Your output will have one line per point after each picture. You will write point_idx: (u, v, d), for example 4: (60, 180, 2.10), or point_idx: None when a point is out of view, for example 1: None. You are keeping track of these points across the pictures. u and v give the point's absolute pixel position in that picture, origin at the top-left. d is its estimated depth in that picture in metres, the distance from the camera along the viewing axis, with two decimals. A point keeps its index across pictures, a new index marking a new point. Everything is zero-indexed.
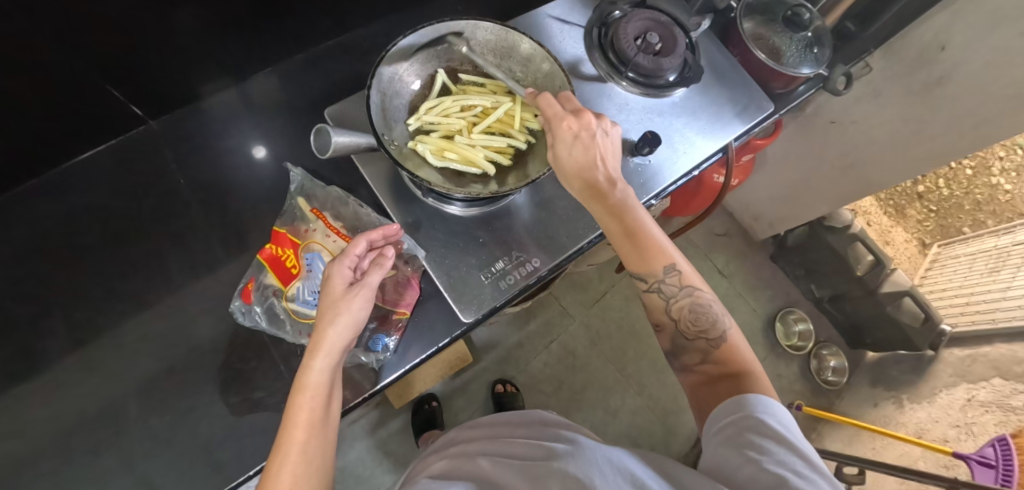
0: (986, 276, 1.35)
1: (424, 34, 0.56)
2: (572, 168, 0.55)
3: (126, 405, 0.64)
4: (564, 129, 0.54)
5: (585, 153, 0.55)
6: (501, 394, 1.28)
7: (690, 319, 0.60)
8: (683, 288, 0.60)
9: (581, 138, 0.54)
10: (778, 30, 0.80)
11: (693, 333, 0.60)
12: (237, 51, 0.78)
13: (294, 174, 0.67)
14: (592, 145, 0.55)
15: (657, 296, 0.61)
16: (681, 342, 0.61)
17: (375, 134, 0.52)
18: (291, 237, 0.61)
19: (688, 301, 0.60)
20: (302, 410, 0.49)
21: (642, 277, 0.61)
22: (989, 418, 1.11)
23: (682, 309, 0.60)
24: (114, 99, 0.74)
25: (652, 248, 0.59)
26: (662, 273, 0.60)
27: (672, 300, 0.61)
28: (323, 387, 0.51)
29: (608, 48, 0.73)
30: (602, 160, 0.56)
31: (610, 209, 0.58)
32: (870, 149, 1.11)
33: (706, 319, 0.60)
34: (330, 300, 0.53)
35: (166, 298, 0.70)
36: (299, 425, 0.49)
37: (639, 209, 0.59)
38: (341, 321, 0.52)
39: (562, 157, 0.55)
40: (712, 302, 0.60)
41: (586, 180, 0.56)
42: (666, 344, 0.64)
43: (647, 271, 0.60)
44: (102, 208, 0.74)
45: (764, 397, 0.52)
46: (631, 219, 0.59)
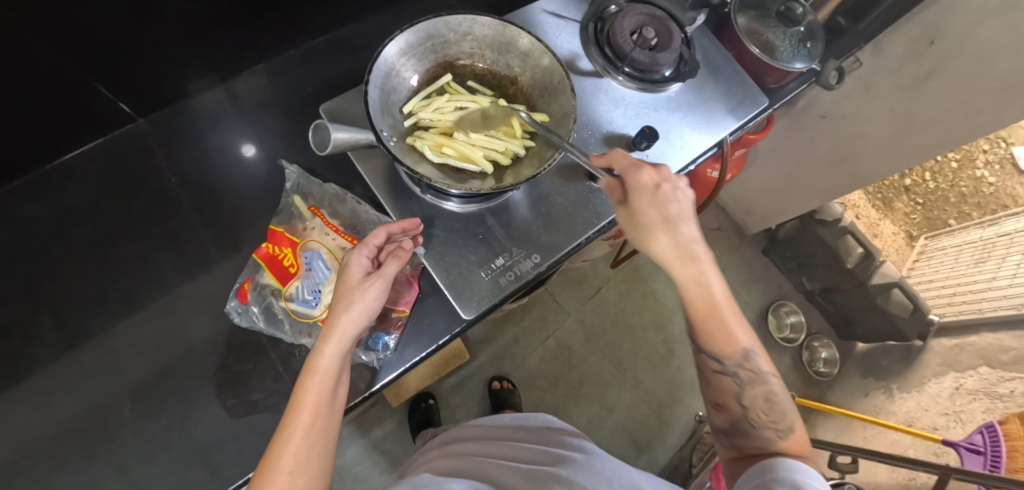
0: (972, 267, 1.38)
1: (422, 29, 0.55)
2: (649, 219, 0.59)
3: (120, 409, 0.63)
4: (644, 181, 0.59)
5: (659, 205, 0.59)
6: (498, 391, 1.28)
7: (763, 406, 0.59)
8: (758, 375, 0.60)
9: (657, 191, 0.59)
10: (772, 25, 0.80)
11: (762, 421, 0.58)
12: (227, 47, 0.77)
13: (290, 172, 0.67)
14: (671, 202, 0.59)
15: (728, 377, 0.60)
16: (743, 426, 0.59)
17: (373, 129, 0.51)
18: (288, 236, 0.60)
19: (762, 389, 0.59)
20: (308, 394, 0.49)
21: (714, 356, 0.60)
22: (977, 406, 1.15)
23: (755, 396, 0.59)
24: (102, 97, 0.72)
25: (727, 326, 0.60)
26: (737, 355, 0.60)
27: (744, 383, 0.60)
28: (331, 374, 0.51)
29: (604, 43, 0.73)
30: (682, 220, 0.60)
31: (690, 272, 0.59)
32: (860, 143, 1.13)
33: (778, 412, 0.58)
34: (346, 291, 0.53)
35: (159, 300, 0.69)
36: (305, 408, 0.49)
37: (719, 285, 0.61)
38: (354, 310, 0.52)
39: (636, 205, 0.60)
40: (782, 394, 0.60)
41: (663, 237, 0.59)
42: (721, 425, 0.61)
43: (722, 349, 0.60)
44: (91, 209, 0.72)
45: (805, 468, 0.50)
46: (715, 295, 0.59)
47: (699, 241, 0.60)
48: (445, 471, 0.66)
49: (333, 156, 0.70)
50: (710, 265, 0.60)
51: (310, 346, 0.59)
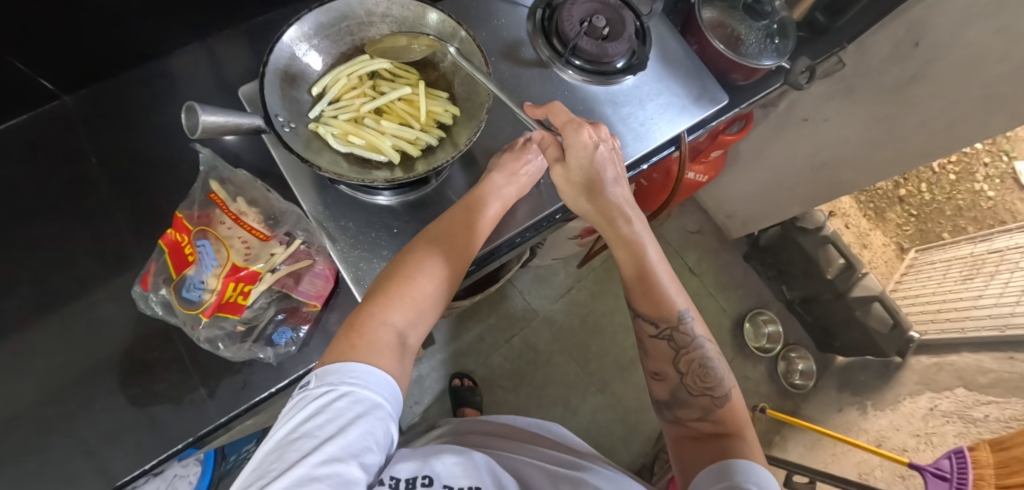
0: (960, 283, 1.32)
1: (333, 9, 0.52)
2: (583, 182, 0.59)
3: (18, 395, 0.60)
4: (582, 141, 0.58)
5: (596, 168, 0.59)
6: (458, 388, 1.25)
7: (698, 372, 0.57)
8: (692, 340, 0.58)
9: (594, 152, 0.58)
10: (739, 18, 0.75)
11: (698, 388, 0.57)
12: (160, 21, 0.73)
13: (200, 153, 0.61)
14: (604, 165, 0.59)
15: (664, 342, 0.59)
16: (681, 394, 0.57)
17: (263, 114, 0.48)
18: (187, 222, 0.56)
19: (697, 354, 0.58)
20: (417, 286, 0.52)
21: (648, 319, 0.59)
22: (950, 429, 1.07)
23: (689, 361, 0.58)
24: (21, 74, 0.69)
25: (661, 289, 0.59)
26: (669, 318, 0.58)
27: (678, 349, 0.58)
28: (438, 271, 0.53)
29: (552, 33, 0.69)
30: (615, 184, 0.60)
31: (619, 236, 0.60)
32: (843, 148, 1.07)
33: (713, 377, 0.57)
34: (441, 237, 0.55)
35: (71, 282, 0.66)
36: (407, 299, 0.51)
37: (652, 246, 0.60)
38: (454, 260, 0.54)
39: (573, 168, 0.59)
40: (717, 359, 0.58)
41: (597, 201, 0.60)
42: (661, 395, 0.59)
43: (657, 312, 0.59)
44: (11, 187, 0.69)
45: (757, 466, 0.48)
46: (644, 255, 0.59)
47: (632, 205, 0.61)
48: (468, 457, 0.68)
49: (258, 140, 0.67)
50: (643, 227, 0.61)
51: (195, 338, 0.55)
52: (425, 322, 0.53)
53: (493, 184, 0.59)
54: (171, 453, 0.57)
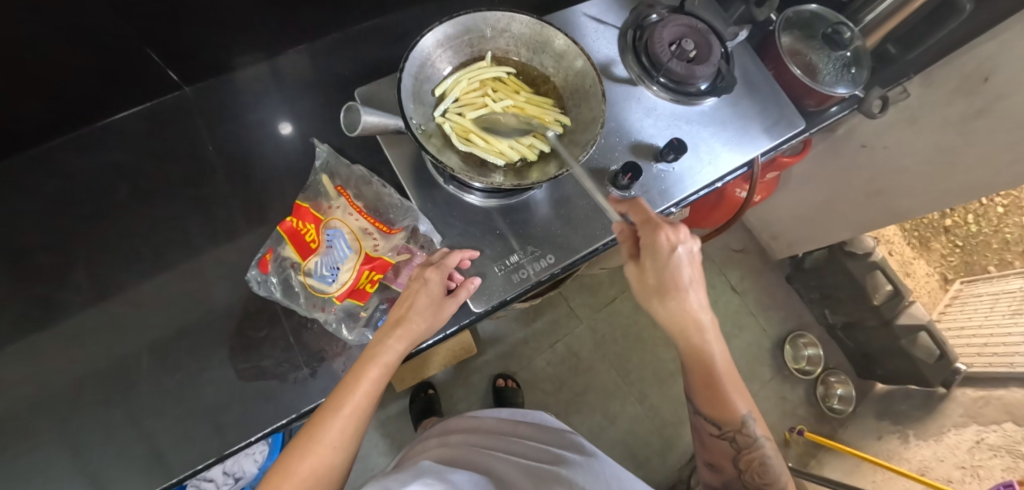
0: (1007, 318, 1.30)
1: (459, 23, 0.61)
2: (657, 287, 0.62)
3: (138, 362, 0.65)
4: (659, 245, 0.60)
5: (673, 272, 0.60)
6: (502, 388, 1.29)
7: (757, 469, 0.60)
8: (752, 439, 0.62)
9: (670, 255, 0.60)
10: (817, 47, 0.79)
11: (755, 484, 0.60)
12: (274, 29, 0.79)
13: (319, 149, 0.70)
14: (681, 267, 0.61)
15: (725, 441, 0.63)
16: (737, 488, 0.62)
17: (402, 117, 0.56)
18: (312, 212, 0.63)
19: (757, 454, 0.61)
20: (327, 435, 0.54)
21: (712, 420, 0.63)
22: (998, 463, 1.04)
23: (747, 458, 0.61)
24: (153, 64, 0.74)
25: (727, 395, 0.62)
26: (731, 418, 0.62)
27: (739, 448, 0.62)
28: (349, 412, 0.55)
29: (641, 51, 0.73)
30: (690, 286, 0.62)
31: (690, 342, 0.62)
32: (901, 177, 1.08)
33: (771, 475, 0.60)
34: (323, 440, 0.54)
35: (183, 261, 0.71)
36: (320, 447, 0.54)
37: (719, 351, 0.63)
38: (337, 450, 0.54)
39: (648, 267, 0.62)
40: (775, 458, 0.61)
41: (671, 303, 0.62)
42: (716, 484, 0.64)
43: (720, 416, 0.62)
44: (129, 170, 0.75)
45: None
46: (710, 360, 0.62)
47: (704, 307, 0.63)
48: (442, 459, 0.70)
49: (365, 141, 0.72)
50: (713, 333, 0.63)
51: (323, 320, 0.63)
52: (343, 464, 0.55)
53: (375, 343, 0.59)
54: (273, 428, 0.63)
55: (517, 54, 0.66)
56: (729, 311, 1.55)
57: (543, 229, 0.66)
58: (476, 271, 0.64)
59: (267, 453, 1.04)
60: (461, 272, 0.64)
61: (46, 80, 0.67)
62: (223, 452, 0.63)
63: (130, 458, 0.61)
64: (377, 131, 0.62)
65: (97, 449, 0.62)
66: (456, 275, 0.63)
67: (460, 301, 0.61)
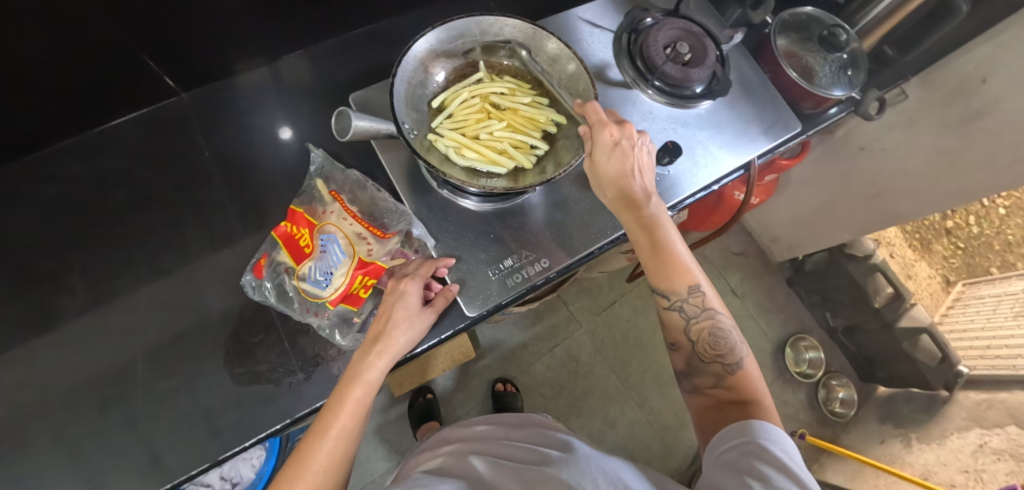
0: (1010, 320, 1.29)
1: (453, 28, 0.61)
2: (607, 172, 0.59)
3: (134, 367, 0.65)
4: (608, 133, 0.58)
5: (623, 157, 0.58)
6: (501, 392, 1.28)
7: (709, 341, 0.62)
8: (706, 311, 0.62)
9: (619, 143, 0.58)
10: (813, 49, 0.78)
11: (710, 356, 0.62)
12: (272, 35, 0.79)
13: (315, 154, 0.70)
14: (631, 152, 0.59)
15: (677, 315, 0.63)
16: (696, 364, 0.62)
17: (396, 122, 0.57)
18: (307, 217, 0.64)
19: (710, 324, 0.62)
20: (320, 455, 0.55)
21: (664, 295, 0.62)
22: (1001, 467, 1.02)
23: (701, 330, 0.62)
24: (151, 70, 0.74)
25: (679, 269, 0.62)
26: (685, 294, 0.62)
27: (694, 322, 0.62)
28: (339, 433, 0.56)
29: (637, 55, 0.73)
30: (639, 170, 0.60)
31: (639, 219, 0.60)
32: (900, 180, 1.08)
33: (725, 345, 0.61)
34: (311, 466, 0.54)
35: (180, 266, 0.72)
36: (312, 469, 0.54)
37: (667, 226, 0.62)
38: (327, 475, 0.55)
39: (595, 156, 0.59)
40: (730, 329, 0.62)
41: (620, 187, 0.60)
42: (678, 365, 0.65)
43: (673, 290, 0.62)
44: (126, 175, 0.75)
45: (775, 428, 0.53)
46: (660, 241, 0.61)
47: (651, 185, 0.62)
48: (437, 469, 0.70)
49: (362, 146, 0.73)
50: (658, 208, 0.61)
51: (317, 325, 0.63)
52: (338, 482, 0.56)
53: (355, 362, 0.59)
54: (268, 433, 0.63)
55: (511, 58, 0.66)
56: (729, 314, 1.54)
57: (536, 235, 0.66)
58: (456, 278, 0.64)
59: (265, 458, 1.05)
60: (439, 281, 0.64)
61: (42, 86, 0.67)
62: (219, 458, 0.63)
63: (124, 465, 0.61)
64: (370, 136, 0.62)
65: (91, 454, 0.62)
66: (433, 284, 0.64)
67: (439, 309, 0.62)
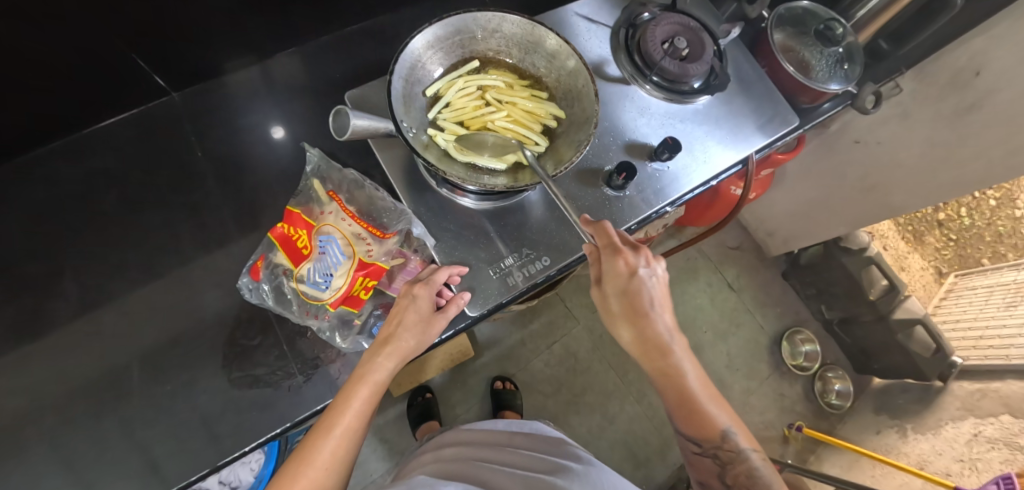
0: (1002, 311, 1.30)
1: (450, 24, 0.60)
2: (621, 308, 0.61)
3: (129, 372, 0.64)
4: (618, 269, 0.59)
5: (635, 294, 0.59)
6: (500, 390, 1.28)
7: (745, 483, 0.59)
8: (739, 453, 0.59)
9: (632, 279, 0.59)
10: (809, 43, 0.78)
11: None
12: (264, 32, 0.78)
13: (311, 154, 0.69)
14: (646, 288, 0.59)
15: (709, 458, 0.61)
16: None
17: (394, 121, 0.56)
18: (304, 218, 0.63)
19: (745, 466, 0.59)
20: (323, 452, 0.54)
21: (692, 438, 0.61)
22: (996, 455, 1.03)
23: (737, 475, 0.59)
24: (140, 69, 0.73)
25: (704, 410, 0.60)
26: (714, 437, 0.60)
27: (725, 464, 0.60)
28: (343, 432, 0.55)
29: (634, 51, 0.72)
30: (655, 308, 0.60)
31: (660, 362, 0.60)
32: (895, 172, 1.08)
33: (761, 488, 0.58)
34: (314, 463, 0.54)
35: (175, 268, 0.70)
36: (314, 465, 0.53)
37: (689, 364, 0.61)
38: (329, 473, 0.54)
39: (613, 292, 0.60)
40: (763, 467, 0.59)
41: (636, 325, 0.61)
42: None
43: (700, 433, 0.60)
44: (117, 177, 0.74)
45: None
46: (682, 380, 0.60)
47: (669, 322, 0.61)
48: (440, 473, 0.70)
49: (359, 146, 0.72)
50: (680, 347, 0.61)
51: (316, 327, 0.63)
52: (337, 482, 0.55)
53: (365, 364, 0.59)
54: (268, 438, 0.63)
55: (509, 54, 0.65)
56: (726, 309, 1.55)
57: (535, 234, 0.66)
58: (467, 284, 0.63)
59: (264, 461, 1.04)
60: (451, 288, 0.63)
61: (29, 88, 0.66)
62: (217, 463, 0.62)
63: (122, 472, 0.60)
64: (367, 135, 0.61)
65: (87, 462, 0.61)
66: (446, 291, 0.63)
67: (450, 315, 0.61)
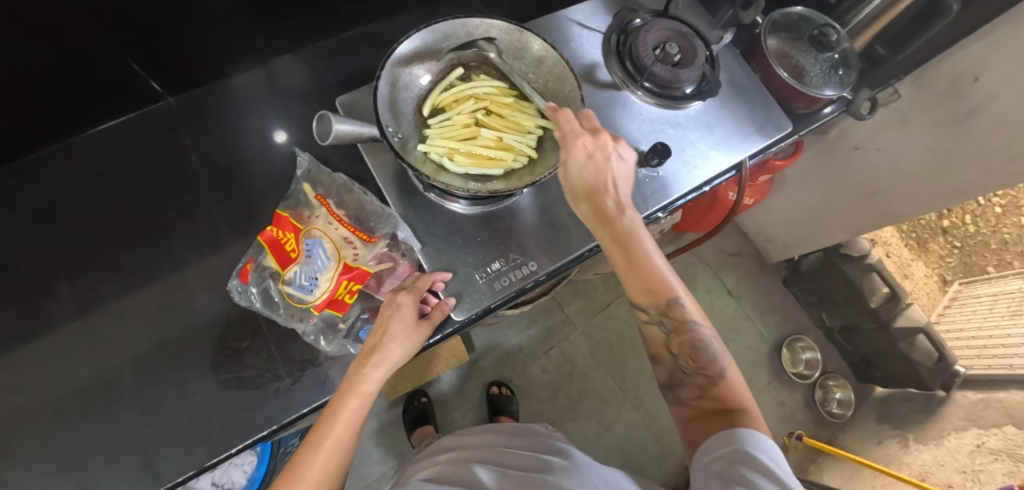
0: (1007, 319, 1.28)
1: (438, 30, 0.61)
2: (581, 186, 0.58)
3: (120, 372, 0.65)
4: (577, 152, 0.57)
5: (597, 175, 0.58)
6: (496, 396, 1.27)
7: (689, 352, 0.62)
8: (685, 323, 0.62)
9: (590, 161, 0.58)
10: (805, 49, 0.79)
11: (690, 367, 0.62)
12: (262, 38, 0.79)
13: (302, 158, 0.70)
14: (604, 170, 0.58)
15: (656, 327, 0.63)
16: (678, 375, 0.63)
17: (380, 126, 0.57)
18: (293, 221, 0.63)
19: (689, 336, 0.62)
20: (315, 467, 0.55)
21: (642, 308, 0.63)
22: (998, 467, 1.01)
23: (682, 343, 0.62)
24: (136, 75, 0.74)
25: (655, 283, 0.61)
26: (663, 308, 0.61)
27: (672, 333, 0.62)
28: (336, 445, 0.56)
29: (626, 56, 0.72)
30: (612, 186, 0.59)
31: (614, 237, 0.60)
32: (895, 179, 1.07)
33: (705, 356, 0.61)
34: (306, 477, 0.54)
35: (168, 271, 0.71)
36: (305, 482, 0.54)
37: (645, 240, 0.60)
38: (321, 484, 0.55)
39: (570, 173, 0.59)
40: (712, 339, 0.62)
41: (592, 203, 0.59)
42: (662, 376, 0.65)
43: (651, 305, 0.61)
44: (113, 180, 0.75)
45: (763, 436, 0.53)
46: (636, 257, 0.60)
47: (627, 197, 0.61)
48: (435, 479, 0.69)
49: (351, 150, 0.73)
50: (634, 224, 0.60)
51: (301, 331, 0.63)
52: None
53: (351, 375, 0.58)
54: (257, 439, 0.63)
55: (497, 60, 0.66)
56: (725, 315, 1.54)
57: (524, 240, 0.66)
58: (453, 291, 0.63)
59: (257, 464, 1.04)
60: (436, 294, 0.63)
61: (26, 93, 0.66)
62: (206, 464, 0.62)
63: (110, 473, 0.61)
64: (352, 140, 0.61)
65: (74, 463, 0.61)
66: (431, 298, 0.63)
67: (436, 322, 0.61)
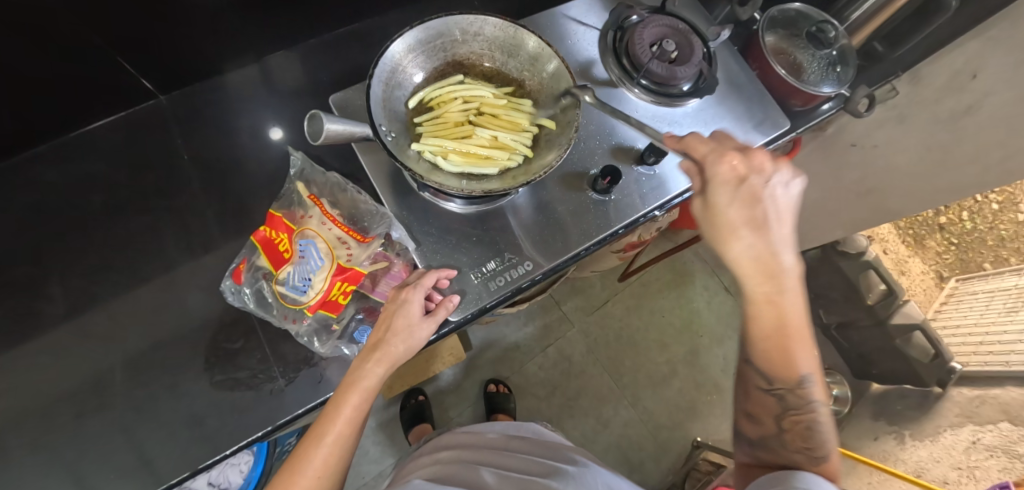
0: (1003, 316, 1.28)
1: (430, 27, 0.60)
2: (737, 218, 0.52)
3: (113, 373, 0.64)
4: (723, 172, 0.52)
5: (755, 204, 0.51)
6: (493, 393, 1.27)
7: (801, 431, 0.53)
8: (806, 401, 0.53)
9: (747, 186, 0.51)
10: (801, 46, 0.77)
11: (794, 445, 0.53)
12: (253, 35, 0.78)
13: (295, 157, 0.69)
14: (767, 202, 0.51)
15: (773, 396, 0.54)
16: (773, 443, 0.54)
17: (372, 124, 0.56)
18: (286, 222, 0.63)
19: (807, 416, 0.53)
20: (316, 461, 0.54)
21: (763, 372, 0.54)
22: (994, 463, 1.01)
23: (796, 420, 0.53)
24: (126, 73, 0.73)
25: (794, 352, 0.52)
26: (789, 380, 0.53)
27: (789, 406, 0.54)
28: (337, 440, 0.55)
29: (622, 53, 0.72)
30: (775, 223, 0.52)
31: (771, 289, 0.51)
32: (893, 176, 1.06)
33: (816, 440, 0.52)
34: (306, 472, 0.54)
35: (161, 271, 0.70)
36: (305, 476, 0.54)
37: (800, 300, 0.52)
38: (320, 480, 0.55)
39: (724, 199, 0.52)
40: (826, 423, 0.53)
41: (751, 243, 0.51)
42: (749, 435, 0.57)
43: (779, 368, 0.53)
44: (105, 180, 0.74)
45: (819, 480, 0.48)
46: (786, 312, 0.52)
47: (790, 248, 0.52)
48: (435, 479, 0.69)
49: (346, 149, 0.72)
50: (794, 281, 0.52)
51: (295, 332, 0.62)
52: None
53: (355, 370, 0.58)
54: (251, 440, 0.62)
55: (491, 58, 0.65)
56: None
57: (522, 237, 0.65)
58: (455, 288, 0.62)
59: (253, 463, 1.04)
60: (440, 291, 0.62)
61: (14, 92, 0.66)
62: (199, 466, 0.61)
63: (102, 475, 0.60)
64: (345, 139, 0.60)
65: (65, 465, 0.60)
66: (435, 296, 0.62)
67: (439, 320, 0.60)
